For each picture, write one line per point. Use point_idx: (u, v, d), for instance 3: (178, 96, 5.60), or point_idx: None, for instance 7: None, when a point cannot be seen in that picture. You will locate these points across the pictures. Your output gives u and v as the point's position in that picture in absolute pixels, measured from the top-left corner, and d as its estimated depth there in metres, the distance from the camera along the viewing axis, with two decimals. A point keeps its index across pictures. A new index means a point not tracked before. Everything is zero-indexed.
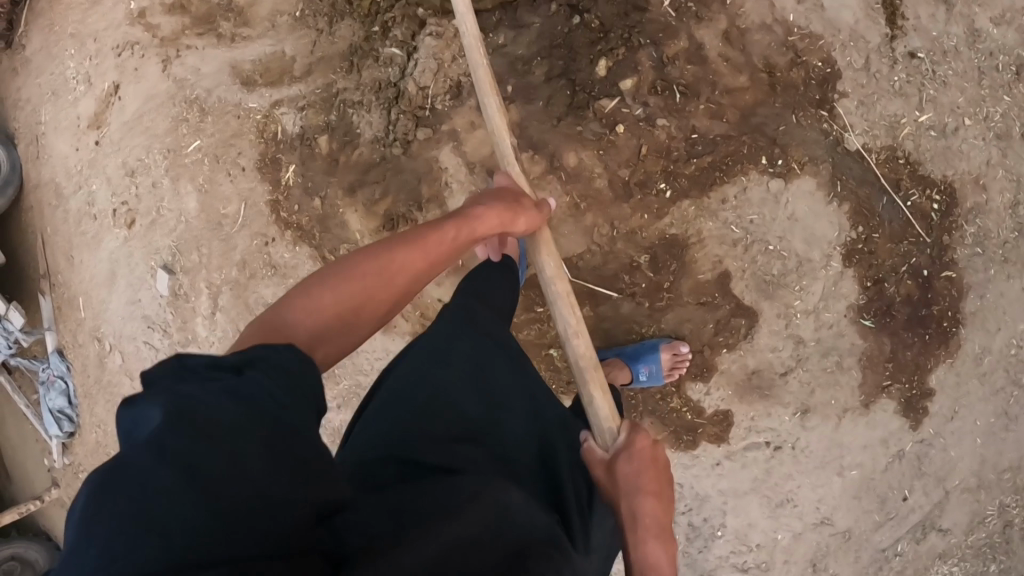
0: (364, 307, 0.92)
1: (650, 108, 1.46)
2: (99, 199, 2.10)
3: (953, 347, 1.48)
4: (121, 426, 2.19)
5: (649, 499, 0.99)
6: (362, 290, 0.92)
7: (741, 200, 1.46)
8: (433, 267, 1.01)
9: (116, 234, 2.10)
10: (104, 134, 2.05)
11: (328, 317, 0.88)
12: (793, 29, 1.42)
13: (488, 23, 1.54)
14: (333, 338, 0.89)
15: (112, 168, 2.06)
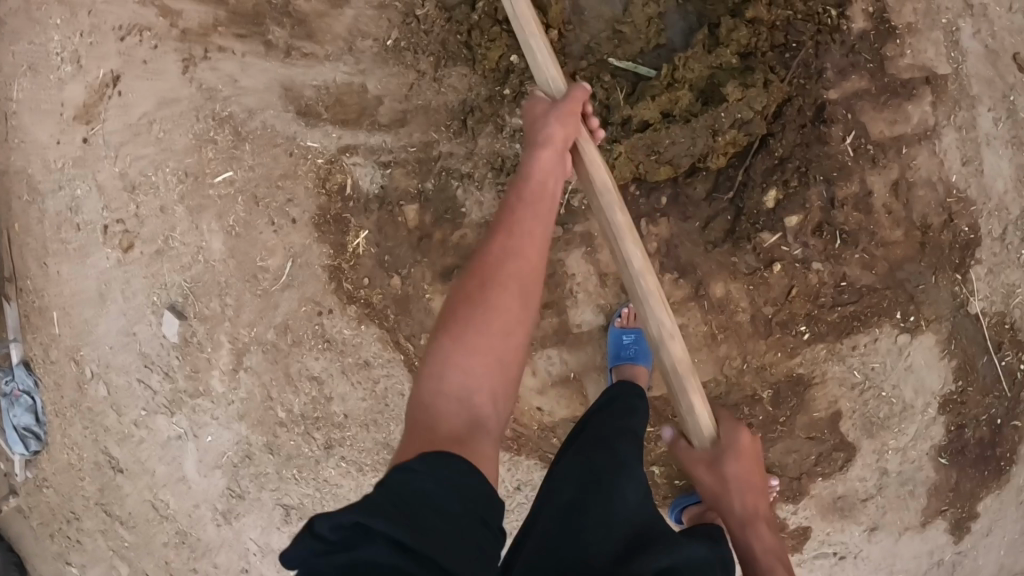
0: (484, 352, 0.99)
1: (809, 250, 1.43)
2: (86, 207, 1.69)
3: (1004, 480, 1.65)
4: (99, 456, 1.84)
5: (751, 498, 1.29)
6: (473, 331, 0.99)
7: (869, 347, 1.50)
8: (513, 258, 1.05)
9: (105, 254, 1.70)
10: (95, 132, 1.65)
11: (455, 378, 0.97)
12: (953, 189, 1.46)
13: (657, 121, 1.35)
14: (478, 389, 0.97)
15: (104, 174, 1.67)
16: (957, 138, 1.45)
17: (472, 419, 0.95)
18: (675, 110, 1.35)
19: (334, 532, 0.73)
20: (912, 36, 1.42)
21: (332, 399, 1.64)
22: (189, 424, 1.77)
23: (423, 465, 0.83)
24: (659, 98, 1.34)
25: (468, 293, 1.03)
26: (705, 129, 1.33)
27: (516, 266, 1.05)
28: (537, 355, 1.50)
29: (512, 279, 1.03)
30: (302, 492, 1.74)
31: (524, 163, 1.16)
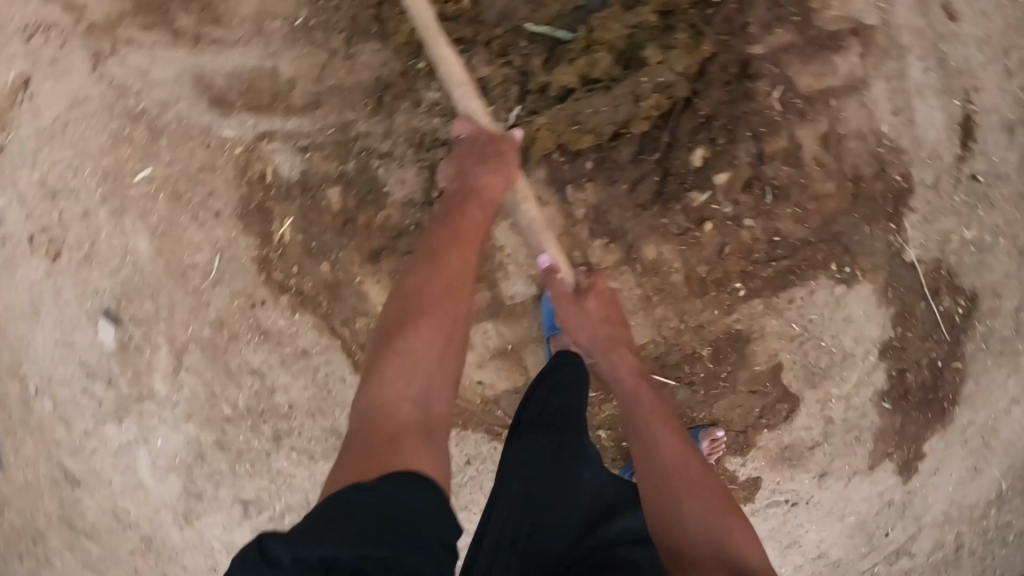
0: (432, 357, 1.04)
1: (740, 206, 1.40)
2: (9, 218, 1.63)
3: (948, 420, 1.69)
4: (55, 471, 1.80)
5: (693, 482, 1.20)
6: (429, 337, 1.05)
7: (807, 300, 1.49)
8: (458, 271, 1.12)
9: (33, 266, 1.65)
10: (9, 139, 1.59)
11: (409, 382, 1.02)
12: (883, 140, 1.43)
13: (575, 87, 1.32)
14: (434, 392, 1.03)
15: (24, 181, 1.61)
16: (887, 88, 1.43)
17: (428, 419, 1.01)
18: (598, 76, 1.31)
19: (293, 565, 0.75)
20: None
21: (274, 390, 1.65)
22: (138, 430, 1.75)
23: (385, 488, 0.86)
24: (579, 64, 1.30)
25: (419, 296, 1.08)
26: (627, 94, 1.31)
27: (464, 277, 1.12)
28: (473, 329, 1.49)
29: (459, 287, 1.10)
30: (257, 486, 1.75)
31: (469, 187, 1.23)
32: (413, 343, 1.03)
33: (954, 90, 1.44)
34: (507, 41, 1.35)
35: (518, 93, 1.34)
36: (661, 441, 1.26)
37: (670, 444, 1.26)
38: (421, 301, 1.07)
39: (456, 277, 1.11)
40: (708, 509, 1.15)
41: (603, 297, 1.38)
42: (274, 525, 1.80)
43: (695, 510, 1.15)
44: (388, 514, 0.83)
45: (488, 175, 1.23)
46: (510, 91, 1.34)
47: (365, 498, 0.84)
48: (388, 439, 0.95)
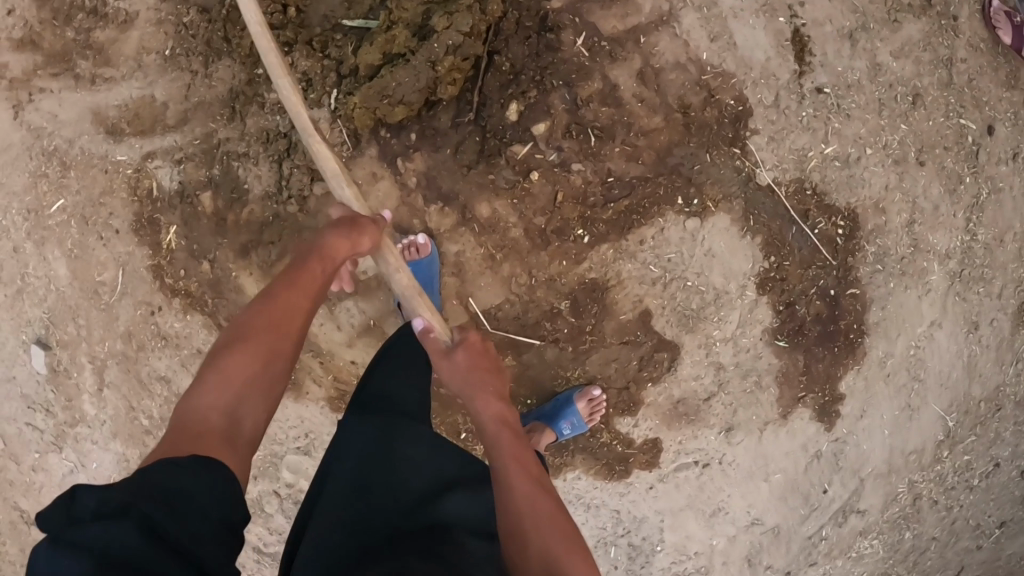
0: (250, 378, 1.01)
1: (564, 152, 1.42)
2: None
3: (860, 354, 1.56)
4: (13, 514, 1.93)
5: (546, 514, 1.04)
6: (250, 350, 1.02)
7: (659, 239, 1.45)
8: (298, 307, 1.09)
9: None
10: None
11: (223, 391, 0.98)
12: (706, 68, 1.43)
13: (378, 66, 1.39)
14: (243, 412, 0.98)
15: None
16: (699, 17, 1.42)
17: (232, 427, 0.97)
18: (394, 50, 1.37)
19: (95, 508, 0.75)
20: None
21: (180, 394, 1.73)
22: (76, 456, 1.87)
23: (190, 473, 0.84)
24: (376, 42, 1.37)
25: (253, 314, 1.07)
26: (421, 61, 1.36)
27: (300, 299, 1.10)
28: (336, 308, 1.54)
29: (293, 309, 1.09)
30: None
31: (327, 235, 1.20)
32: (234, 360, 1.01)
33: (776, 9, 1.42)
34: (321, 36, 1.45)
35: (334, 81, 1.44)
36: (515, 483, 1.06)
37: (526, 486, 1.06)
38: (254, 327, 1.05)
39: (294, 315, 1.08)
40: (554, 550, 1.00)
41: (472, 348, 1.26)
42: None
43: (540, 559, 0.99)
44: (189, 486, 0.83)
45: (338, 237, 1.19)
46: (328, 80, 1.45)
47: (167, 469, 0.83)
48: (187, 438, 0.92)
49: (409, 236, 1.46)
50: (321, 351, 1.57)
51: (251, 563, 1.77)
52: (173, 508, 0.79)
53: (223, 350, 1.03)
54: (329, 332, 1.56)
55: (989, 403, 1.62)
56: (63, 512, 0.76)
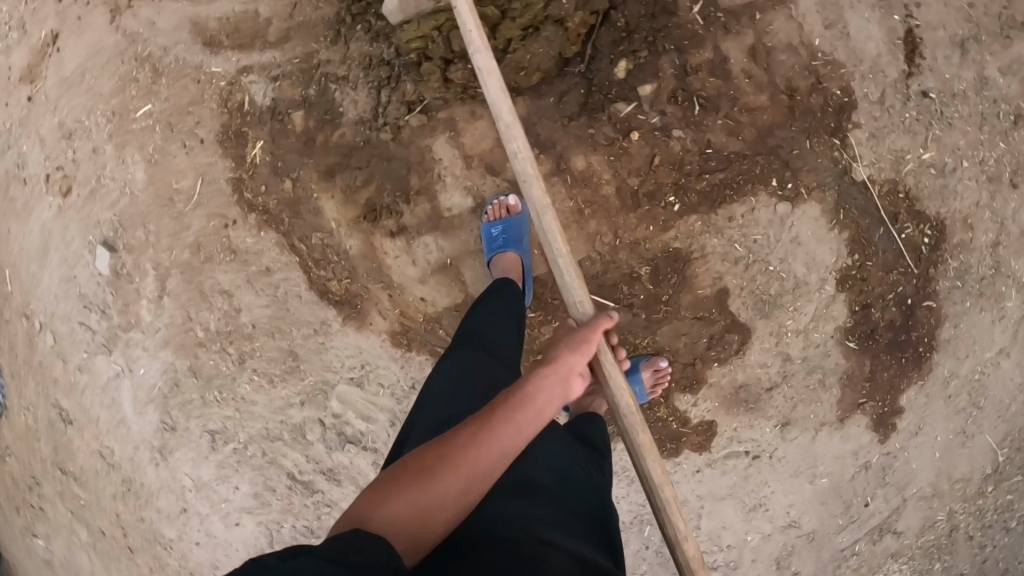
0: (444, 488, 0.81)
1: (668, 117, 1.41)
2: (31, 162, 1.82)
3: (926, 370, 1.55)
4: (52, 412, 1.93)
5: None
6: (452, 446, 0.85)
7: (748, 219, 1.45)
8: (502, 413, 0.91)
9: (47, 204, 1.84)
10: (38, 90, 1.79)
11: (411, 505, 0.79)
12: (818, 54, 1.41)
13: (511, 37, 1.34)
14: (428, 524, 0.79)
15: (45, 128, 1.81)
16: (817, 2, 1.41)
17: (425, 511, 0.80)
18: (530, 20, 1.32)
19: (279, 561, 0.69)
20: None
21: (240, 310, 1.74)
22: (124, 360, 1.90)
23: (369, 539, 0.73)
24: (515, 15, 1.31)
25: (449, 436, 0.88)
26: (556, 29, 1.33)
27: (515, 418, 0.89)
28: (415, 243, 1.55)
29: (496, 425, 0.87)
30: (223, 415, 1.85)
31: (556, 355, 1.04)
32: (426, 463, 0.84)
33: (894, 5, 1.41)
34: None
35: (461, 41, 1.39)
36: None
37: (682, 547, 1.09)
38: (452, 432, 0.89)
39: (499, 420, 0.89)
40: None
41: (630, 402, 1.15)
42: (235, 461, 1.88)
43: None
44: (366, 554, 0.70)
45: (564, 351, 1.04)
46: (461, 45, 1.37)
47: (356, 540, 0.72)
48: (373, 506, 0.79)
49: (500, 196, 1.49)
50: (392, 285, 1.59)
51: (281, 488, 1.85)
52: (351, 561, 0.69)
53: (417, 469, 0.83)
54: (402, 266, 1.57)
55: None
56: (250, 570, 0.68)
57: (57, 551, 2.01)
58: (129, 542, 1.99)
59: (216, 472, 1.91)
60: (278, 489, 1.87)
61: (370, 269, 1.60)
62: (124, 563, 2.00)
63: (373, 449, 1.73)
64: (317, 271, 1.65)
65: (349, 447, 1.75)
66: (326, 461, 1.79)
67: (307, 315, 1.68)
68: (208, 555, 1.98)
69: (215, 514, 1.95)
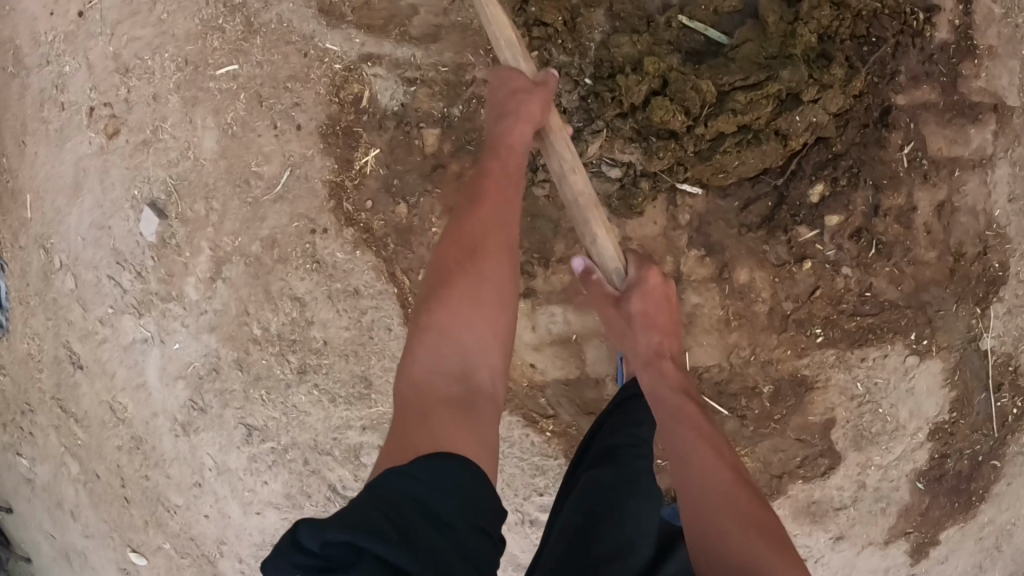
0: (483, 319, 1.01)
1: (842, 253, 1.35)
2: (73, 84, 1.54)
3: (970, 514, 1.66)
4: (60, 350, 1.74)
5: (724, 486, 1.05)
6: (456, 305, 1.01)
7: (877, 362, 1.45)
8: (489, 232, 1.06)
9: (87, 138, 1.56)
10: (92, 6, 1.50)
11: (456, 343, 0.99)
12: (993, 223, 1.40)
13: (726, 134, 1.21)
14: (469, 358, 0.99)
15: (95, 53, 1.52)
16: (1010, 173, 1.38)
17: (466, 391, 0.97)
18: (752, 121, 1.20)
19: (320, 549, 0.69)
20: (992, 59, 1.32)
21: (313, 323, 1.56)
22: (157, 329, 1.68)
23: (424, 468, 0.82)
24: (739, 108, 1.18)
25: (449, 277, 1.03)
26: (777, 143, 1.22)
27: (491, 252, 1.05)
28: (540, 309, 1.43)
29: (484, 281, 1.03)
30: (267, 415, 1.69)
31: (500, 128, 1.16)
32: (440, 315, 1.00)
33: None
34: (654, 55, 1.21)
35: (664, 125, 1.22)
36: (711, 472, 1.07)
37: (716, 463, 1.09)
38: (449, 272, 1.03)
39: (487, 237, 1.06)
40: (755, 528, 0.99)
41: (650, 297, 1.25)
42: (270, 459, 1.74)
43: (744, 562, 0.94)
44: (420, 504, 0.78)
45: (522, 127, 1.15)
46: (670, 121, 1.20)
47: (396, 483, 0.79)
48: (420, 414, 0.93)
49: None
50: None
51: (318, 495, 1.75)
52: (407, 532, 0.73)
53: (433, 304, 1.01)
54: (519, 328, 1.45)
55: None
56: (282, 558, 0.71)
57: (42, 474, 1.88)
58: (127, 492, 1.85)
59: (246, 462, 1.76)
60: (313, 496, 1.76)
61: None
62: (116, 510, 1.88)
63: None
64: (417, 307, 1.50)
65: None
66: None
67: (394, 348, 1.54)
68: (217, 529, 1.85)
69: (234, 498, 1.81)
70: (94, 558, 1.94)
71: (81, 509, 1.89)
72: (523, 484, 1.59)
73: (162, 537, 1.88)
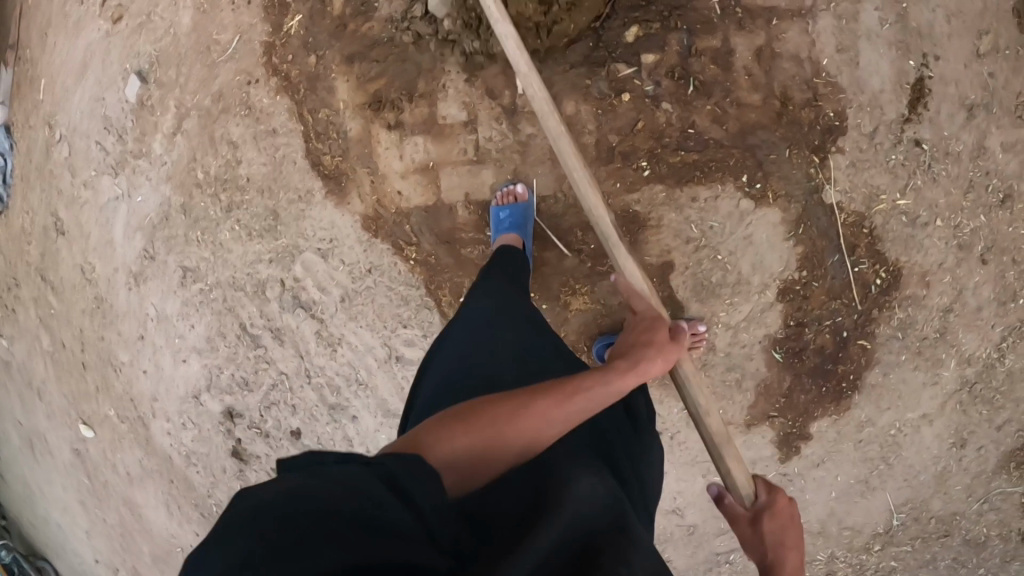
0: (507, 440, 0.85)
1: (660, 89, 1.47)
2: None
3: (843, 407, 1.60)
4: (48, 219, 2.05)
5: None
6: (491, 419, 0.86)
7: (709, 204, 1.51)
8: (584, 384, 0.97)
9: (97, 27, 1.89)
10: None
11: (473, 443, 0.83)
12: (822, 72, 1.46)
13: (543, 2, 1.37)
14: (464, 456, 0.81)
15: None
16: (835, 26, 1.45)
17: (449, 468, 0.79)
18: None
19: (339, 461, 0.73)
20: None
21: (240, 163, 1.84)
22: (127, 186, 1.96)
23: (415, 470, 0.72)
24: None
25: (526, 397, 0.91)
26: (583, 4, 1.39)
27: (556, 405, 0.92)
28: (405, 140, 1.66)
29: (521, 418, 0.88)
30: (199, 256, 1.93)
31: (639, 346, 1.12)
32: (475, 413, 0.87)
33: (912, 51, 1.45)
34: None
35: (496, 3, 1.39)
36: None
37: None
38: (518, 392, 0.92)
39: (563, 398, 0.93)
40: None
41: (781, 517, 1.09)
42: (198, 300, 1.96)
43: None
44: (417, 476, 0.71)
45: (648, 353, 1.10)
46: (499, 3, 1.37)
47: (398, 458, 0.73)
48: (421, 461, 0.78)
49: (510, 183, 1.61)
50: (376, 171, 1.71)
51: (231, 335, 1.95)
52: (405, 485, 0.69)
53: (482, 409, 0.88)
54: (390, 158, 1.68)
55: (940, 523, 1.67)
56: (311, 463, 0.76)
57: (18, 353, 2.21)
58: (84, 357, 2.13)
59: (179, 308, 1.99)
60: (228, 337, 1.96)
61: (361, 154, 1.71)
62: (74, 379, 2.17)
63: (319, 320, 1.85)
64: (316, 143, 1.77)
65: (299, 312, 1.86)
66: (277, 321, 1.90)
67: (296, 179, 1.80)
68: (151, 387, 2.09)
69: (167, 347, 2.03)
70: (52, 440, 2.26)
71: (49, 383, 2.20)
72: (391, 316, 1.78)
73: (107, 405, 2.15)
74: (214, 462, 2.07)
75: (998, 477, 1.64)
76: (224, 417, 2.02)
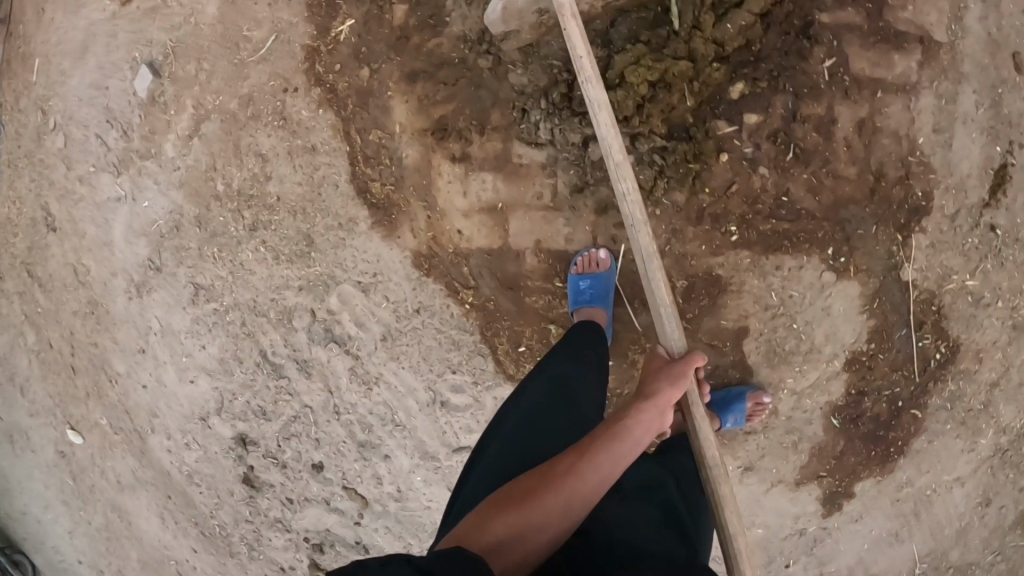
0: (544, 515, 0.87)
1: (760, 152, 1.41)
2: None
3: (887, 469, 1.64)
4: (37, 213, 1.78)
5: None
6: (523, 494, 0.89)
7: (792, 274, 1.48)
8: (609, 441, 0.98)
9: (102, 6, 1.65)
10: None
11: (509, 522, 0.85)
12: (917, 151, 1.44)
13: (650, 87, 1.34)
14: (503, 540, 0.84)
15: None
16: (934, 105, 1.42)
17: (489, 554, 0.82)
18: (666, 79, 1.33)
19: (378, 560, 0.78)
20: None
21: (270, 178, 1.64)
22: (131, 187, 1.73)
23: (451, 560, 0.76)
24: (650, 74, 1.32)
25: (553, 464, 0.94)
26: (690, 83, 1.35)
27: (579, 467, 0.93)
28: (473, 176, 1.53)
29: (554, 492, 0.89)
30: (215, 274, 1.73)
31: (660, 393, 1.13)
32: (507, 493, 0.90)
33: (999, 137, 1.45)
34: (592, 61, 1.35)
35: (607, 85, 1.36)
36: None
37: None
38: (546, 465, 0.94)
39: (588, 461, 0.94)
40: None
41: None
42: (212, 321, 1.76)
43: None
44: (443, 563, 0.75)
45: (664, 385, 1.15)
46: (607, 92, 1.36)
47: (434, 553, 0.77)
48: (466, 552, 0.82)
49: (589, 250, 1.53)
50: (434, 207, 1.57)
51: (249, 362, 1.77)
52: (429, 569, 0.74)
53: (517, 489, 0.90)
54: (452, 193, 1.55)
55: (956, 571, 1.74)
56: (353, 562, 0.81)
57: None
58: (74, 361, 1.90)
59: (189, 325, 1.78)
60: (245, 362, 1.78)
61: (419, 184, 1.56)
62: (62, 380, 1.93)
63: (354, 355, 1.71)
64: (363, 166, 1.59)
65: (332, 346, 1.71)
66: (304, 351, 1.74)
67: (338, 205, 1.62)
68: (150, 402, 1.89)
69: (172, 363, 1.83)
70: (34, 437, 1.99)
71: (31, 383, 1.94)
72: (438, 360, 1.66)
73: (99, 411, 1.93)
74: (221, 485, 1.90)
75: (1014, 531, 1.71)
76: (235, 443, 1.85)
